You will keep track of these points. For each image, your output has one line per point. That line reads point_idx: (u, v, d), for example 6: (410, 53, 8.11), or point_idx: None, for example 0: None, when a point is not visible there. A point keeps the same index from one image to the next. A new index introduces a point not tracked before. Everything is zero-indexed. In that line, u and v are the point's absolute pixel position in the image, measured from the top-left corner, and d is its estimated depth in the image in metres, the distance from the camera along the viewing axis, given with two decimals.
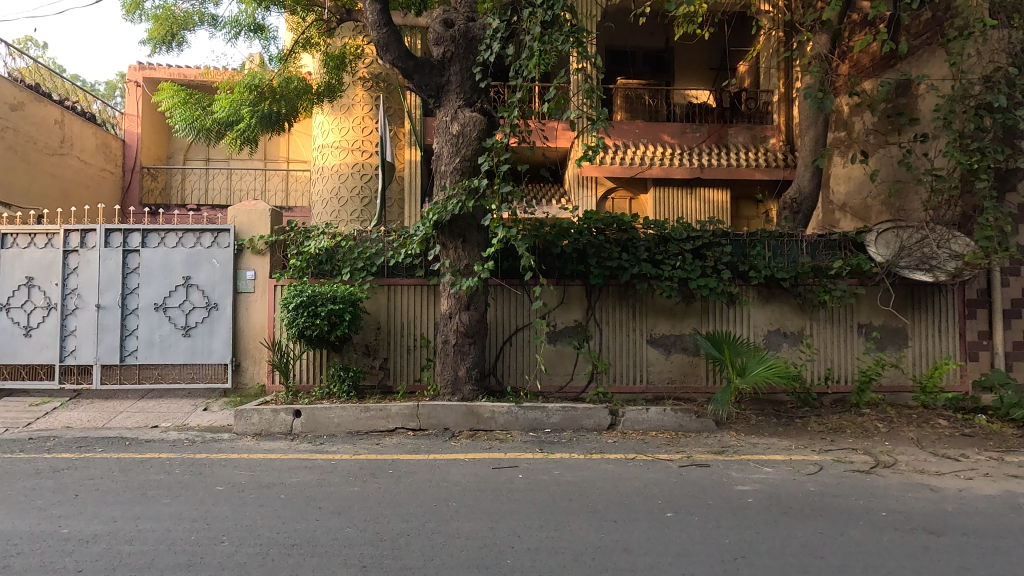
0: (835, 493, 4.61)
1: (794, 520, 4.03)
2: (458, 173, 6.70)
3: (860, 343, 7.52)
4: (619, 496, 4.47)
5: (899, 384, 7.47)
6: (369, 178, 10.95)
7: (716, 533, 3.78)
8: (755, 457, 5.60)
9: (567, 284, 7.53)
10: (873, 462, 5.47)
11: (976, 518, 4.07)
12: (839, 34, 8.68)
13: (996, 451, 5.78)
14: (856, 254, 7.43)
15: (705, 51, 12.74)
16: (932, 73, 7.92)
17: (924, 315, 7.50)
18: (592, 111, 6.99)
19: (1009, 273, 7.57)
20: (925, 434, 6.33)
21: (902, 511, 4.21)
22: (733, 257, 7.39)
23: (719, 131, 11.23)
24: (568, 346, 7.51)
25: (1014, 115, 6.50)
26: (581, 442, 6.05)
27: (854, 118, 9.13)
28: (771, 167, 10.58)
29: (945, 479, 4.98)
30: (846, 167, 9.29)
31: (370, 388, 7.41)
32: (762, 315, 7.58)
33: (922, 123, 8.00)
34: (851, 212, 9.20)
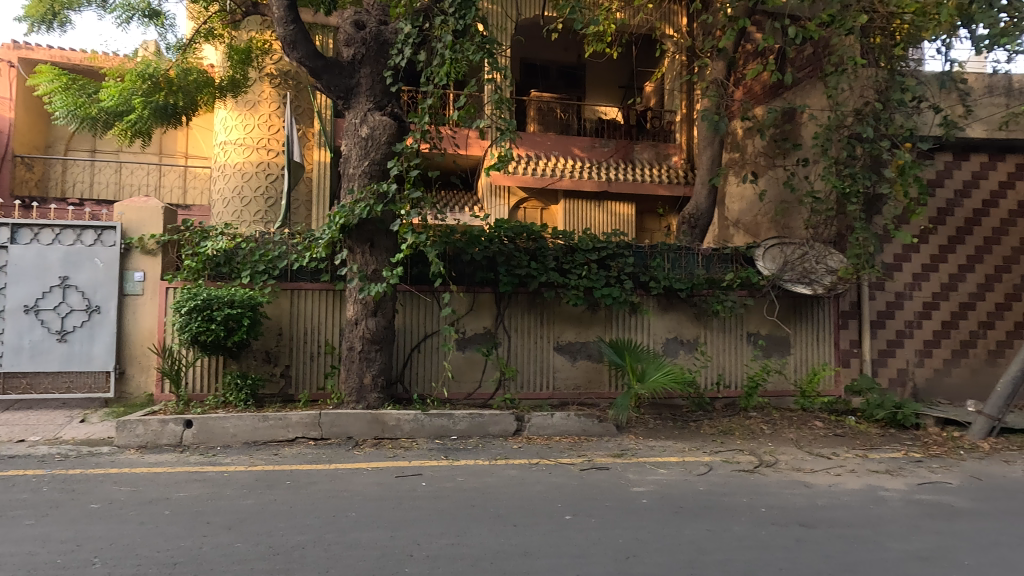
0: (722, 492, 4.92)
1: (685, 519, 4.26)
2: (366, 176, 6.59)
3: (747, 350, 8.07)
4: (521, 501, 4.54)
5: (782, 388, 8.07)
6: (275, 178, 10.55)
7: (612, 534, 3.92)
8: (652, 459, 5.87)
9: (477, 291, 7.56)
10: (757, 462, 5.87)
11: (842, 511, 4.48)
12: (734, 62, 9.31)
13: (863, 449, 6.37)
14: (746, 268, 7.99)
15: (615, 69, 13.29)
16: (813, 103, 8.69)
17: (804, 325, 8.16)
18: (502, 121, 7.11)
19: (876, 288, 8.37)
20: (803, 435, 6.88)
21: (779, 507, 4.56)
22: (636, 268, 7.72)
23: (626, 148, 11.65)
24: (477, 353, 7.55)
25: (879, 145, 7.24)
26: (486, 448, 6.09)
27: (746, 141, 9.81)
28: (673, 184, 11.33)
29: (818, 476, 5.43)
30: (738, 186, 9.97)
31: (270, 397, 7.11)
32: (661, 323, 7.96)
33: (804, 148, 8.72)
34: (743, 228, 9.86)
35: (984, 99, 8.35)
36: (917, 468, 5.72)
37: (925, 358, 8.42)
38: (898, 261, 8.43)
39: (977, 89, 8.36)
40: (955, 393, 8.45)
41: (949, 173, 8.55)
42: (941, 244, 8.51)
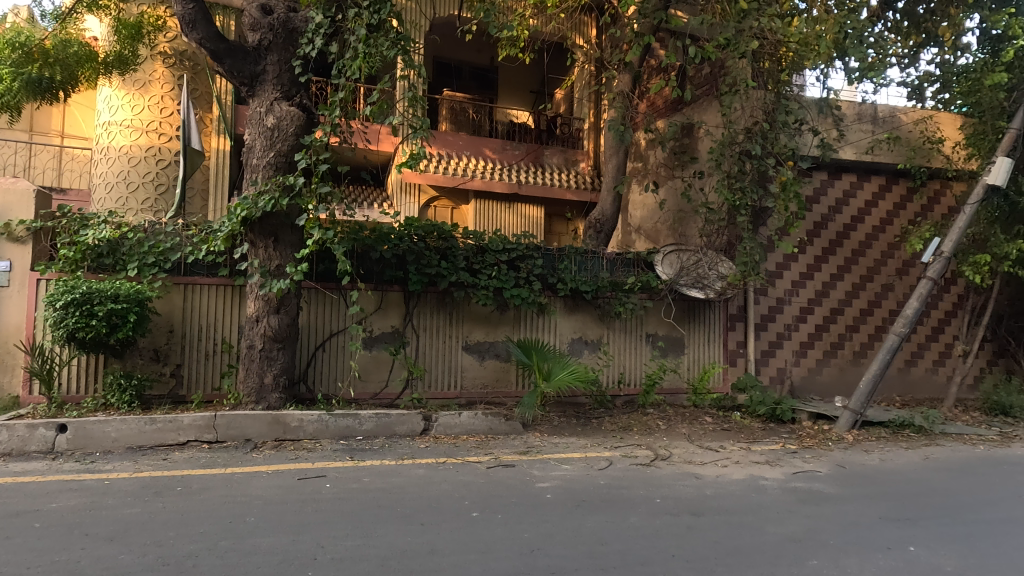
0: (621, 485, 5.17)
1: (587, 512, 4.44)
2: (271, 168, 6.33)
3: (646, 350, 8.50)
4: (427, 500, 4.55)
5: (677, 386, 8.58)
6: (167, 164, 9.87)
7: (518, 529, 4.03)
8: (556, 456, 6.05)
9: (385, 290, 7.46)
10: (653, 456, 6.22)
11: (727, 500, 4.84)
12: (639, 76, 9.76)
13: (746, 442, 6.91)
14: (647, 272, 8.41)
15: (527, 74, 13.55)
16: (709, 119, 9.29)
17: (698, 327, 8.71)
18: (415, 119, 7.05)
19: (761, 293, 9.09)
20: (694, 430, 7.35)
21: (672, 497, 4.86)
22: (544, 270, 7.92)
23: (536, 151, 11.85)
24: (384, 352, 7.45)
25: (766, 162, 7.89)
26: (393, 448, 6.04)
27: (649, 151, 10.32)
28: (581, 189, 11.72)
29: (707, 468, 5.84)
30: (641, 194, 10.49)
31: (158, 398, 6.65)
32: (566, 324, 8.22)
33: (701, 161, 9.31)
34: (645, 234, 10.39)
35: (854, 125, 9.29)
36: (792, 459, 6.28)
37: (801, 358, 9.24)
38: (780, 269, 9.19)
39: (848, 115, 9.29)
40: (825, 390, 9.33)
41: (824, 190, 9.43)
42: (816, 254, 9.37)
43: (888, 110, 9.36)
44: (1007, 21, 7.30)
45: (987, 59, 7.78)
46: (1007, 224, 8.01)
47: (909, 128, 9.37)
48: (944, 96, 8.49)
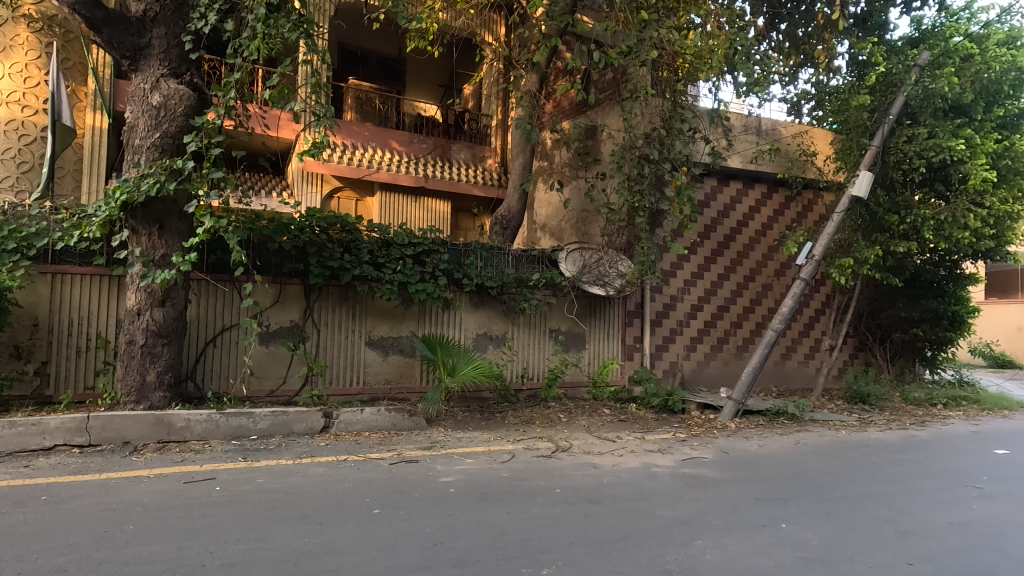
0: (523, 477, 5.27)
1: (489, 504, 4.50)
2: (156, 149, 5.88)
3: (549, 345, 8.71)
4: (327, 499, 4.42)
5: (577, 380, 8.87)
6: (32, 141, 8.89)
7: (420, 524, 4.01)
8: (459, 450, 6.07)
9: (283, 283, 7.15)
10: (554, 448, 6.40)
11: (623, 487, 5.08)
12: (546, 77, 9.94)
13: (641, 432, 7.28)
14: (551, 269, 8.61)
15: (435, 67, 13.44)
16: (611, 123, 9.65)
17: (598, 322, 9.05)
18: (318, 106, 6.79)
19: (656, 291, 9.57)
20: (593, 421, 7.64)
21: (571, 487, 5.03)
22: (450, 265, 7.90)
23: (443, 146, 11.77)
24: (282, 348, 7.14)
25: (663, 167, 8.33)
26: (290, 447, 5.81)
27: (554, 151, 10.57)
28: (488, 186, 11.79)
29: (605, 458, 6.09)
30: (547, 193, 10.73)
31: (18, 400, 6.00)
32: (472, 319, 8.26)
33: (603, 163, 9.66)
34: (549, 232, 10.66)
35: (741, 135, 9.97)
36: (682, 446, 6.68)
37: (692, 352, 9.83)
38: (674, 268, 9.71)
39: (736, 126, 9.96)
40: (713, 381, 9.99)
41: (715, 195, 10.05)
42: (706, 255, 9.99)
43: (771, 123, 10.14)
44: (871, 49, 8.13)
45: (854, 82, 8.63)
46: (867, 232, 8.91)
47: (788, 141, 10.20)
48: (818, 113, 9.32)
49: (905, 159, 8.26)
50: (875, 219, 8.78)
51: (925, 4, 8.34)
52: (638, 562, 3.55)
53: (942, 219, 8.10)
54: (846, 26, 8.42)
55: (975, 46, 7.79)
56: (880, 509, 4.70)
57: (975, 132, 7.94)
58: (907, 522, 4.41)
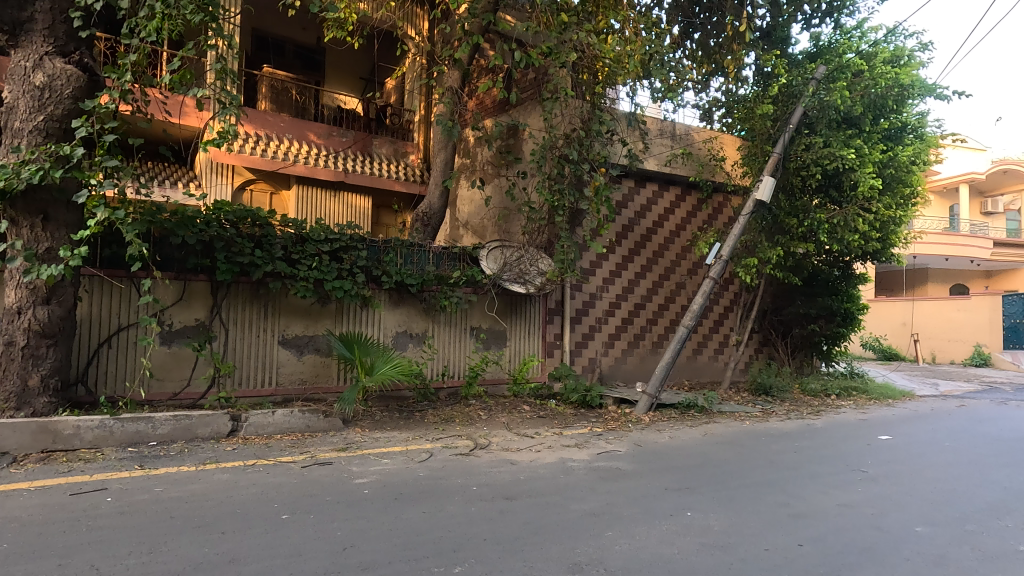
0: (439, 476, 5.24)
1: (404, 504, 4.44)
2: (39, 133, 5.41)
3: (470, 342, 8.71)
4: (231, 506, 4.22)
5: (498, 377, 8.93)
6: None
7: (331, 528, 3.91)
8: (376, 450, 5.96)
9: (188, 279, 6.77)
10: (473, 445, 6.40)
11: (539, 482, 5.15)
12: (468, 73, 9.89)
13: (559, 428, 7.42)
14: (472, 266, 8.60)
15: (355, 59, 13.10)
16: (532, 122, 9.75)
17: (518, 320, 9.14)
18: (224, 94, 6.46)
19: (576, 288, 9.76)
20: (512, 419, 7.72)
21: (488, 484, 5.05)
22: (368, 262, 7.71)
23: (364, 140, 11.54)
24: (186, 348, 6.76)
25: (582, 167, 8.52)
26: (193, 453, 5.50)
27: (477, 149, 10.57)
28: (410, 182, 11.62)
29: (523, 454, 6.16)
30: (469, 190, 10.71)
31: None
32: (391, 317, 8.12)
33: (524, 162, 9.75)
34: (472, 230, 10.65)
35: (657, 139, 10.30)
36: (598, 441, 6.86)
37: (610, 348, 10.10)
38: (593, 267, 9.93)
39: (652, 130, 10.27)
40: (629, 376, 10.31)
41: (632, 197, 10.35)
42: (624, 254, 10.28)
43: (685, 128, 10.55)
44: (775, 61, 8.62)
45: (759, 92, 9.14)
46: (770, 234, 9.46)
47: (700, 145, 10.66)
48: (727, 120, 9.82)
49: (804, 166, 8.82)
50: (777, 222, 9.35)
51: (823, 21, 8.92)
52: (550, 556, 3.61)
53: (835, 223, 8.74)
54: (752, 39, 8.87)
55: (865, 64, 8.44)
56: (777, 494, 5.01)
57: (864, 143, 8.59)
58: (800, 506, 4.71)
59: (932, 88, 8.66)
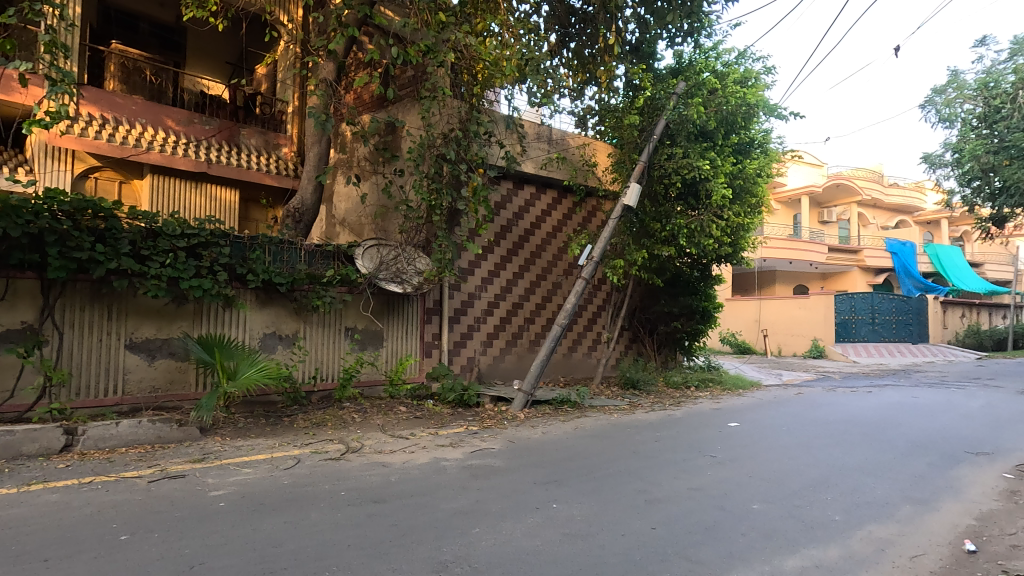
0: (305, 483, 5.03)
1: (263, 515, 4.23)
2: None
3: (344, 343, 8.46)
4: (58, 530, 3.78)
5: (374, 378, 8.74)
6: None
7: (178, 546, 3.63)
8: (236, 460, 5.61)
9: (13, 277, 6.01)
10: (344, 449, 6.22)
11: (410, 484, 5.11)
12: (344, 66, 9.58)
13: (434, 428, 7.40)
14: (346, 265, 8.33)
15: (221, 42, 12.29)
16: (410, 120, 9.66)
17: (395, 320, 9.00)
18: (56, 69, 5.75)
19: (454, 288, 9.78)
20: (387, 420, 7.61)
21: (357, 488, 4.93)
22: (232, 259, 7.22)
23: (230, 129, 10.84)
24: (9, 355, 5.98)
25: (460, 167, 8.57)
26: (14, 473, 4.86)
27: (354, 145, 10.29)
28: (281, 175, 11.04)
29: (395, 455, 6.08)
30: (345, 187, 10.40)
31: None
32: (257, 318, 7.68)
33: (401, 160, 9.62)
34: (348, 227, 10.34)
35: (534, 142, 10.57)
36: (473, 439, 6.94)
37: (488, 347, 10.24)
38: (472, 266, 10.01)
39: (530, 133, 10.53)
40: (507, 374, 10.51)
41: (510, 198, 10.54)
42: (502, 255, 10.45)
43: (560, 134, 10.93)
44: (641, 75, 9.19)
45: (628, 102, 9.69)
46: (637, 237, 10.05)
47: (574, 150, 11.09)
48: (600, 128, 10.28)
49: (666, 174, 9.43)
50: (643, 226, 9.95)
51: (684, 40, 9.60)
52: (414, 557, 3.59)
53: (693, 228, 9.45)
54: (622, 52, 9.34)
55: (718, 82, 9.21)
56: (636, 481, 5.33)
57: (717, 155, 9.36)
58: (655, 492, 5.05)
59: (774, 108, 9.63)
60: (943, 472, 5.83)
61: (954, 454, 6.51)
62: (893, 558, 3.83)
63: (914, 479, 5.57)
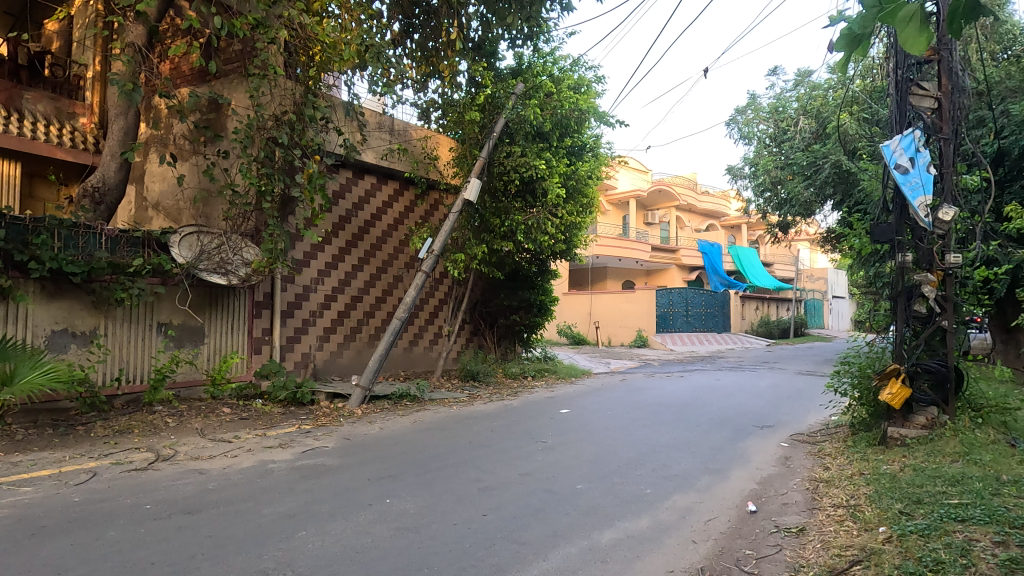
0: (101, 498, 4.46)
1: (45, 539, 3.67)
2: None
3: (156, 340, 7.60)
4: None
5: (192, 379, 7.96)
6: None
7: None
8: (10, 479, 4.79)
9: None
10: (153, 458, 5.60)
11: (230, 490, 4.74)
12: (157, 30, 8.57)
13: (262, 429, 6.95)
14: (158, 254, 7.48)
15: None
16: (237, 98, 8.93)
17: (218, 314, 8.28)
18: None
19: (287, 280, 9.22)
20: (208, 424, 6.99)
21: (166, 500, 4.46)
22: (8, 244, 6.14)
23: (9, 92, 9.25)
24: None
25: (293, 153, 8.07)
26: None
27: (170, 120, 9.26)
28: (77, 149, 9.64)
29: (214, 461, 5.60)
30: (159, 166, 9.34)
31: None
32: (43, 313, 6.63)
33: (225, 141, 8.86)
34: (162, 212, 9.31)
35: (375, 132, 10.30)
36: (305, 438, 6.61)
37: (324, 342, 9.82)
38: (307, 258, 9.51)
39: (371, 122, 10.22)
40: (344, 370, 10.17)
41: (348, 188, 10.17)
42: (340, 246, 10.06)
43: (402, 125, 10.74)
44: (482, 73, 9.35)
45: (470, 98, 9.80)
46: (477, 232, 10.26)
47: (417, 142, 10.97)
48: (443, 121, 10.31)
49: (505, 171, 9.75)
50: (483, 221, 10.20)
51: (524, 43, 9.92)
52: (231, 569, 3.34)
53: (530, 225, 9.86)
54: (464, 48, 9.40)
55: (554, 86, 9.66)
56: (471, 471, 5.44)
57: (552, 156, 9.82)
58: (488, 479, 5.20)
59: (603, 116, 10.31)
60: (735, 444, 6.69)
61: (745, 428, 7.51)
62: (692, 522, 4.33)
63: (712, 452, 6.32)
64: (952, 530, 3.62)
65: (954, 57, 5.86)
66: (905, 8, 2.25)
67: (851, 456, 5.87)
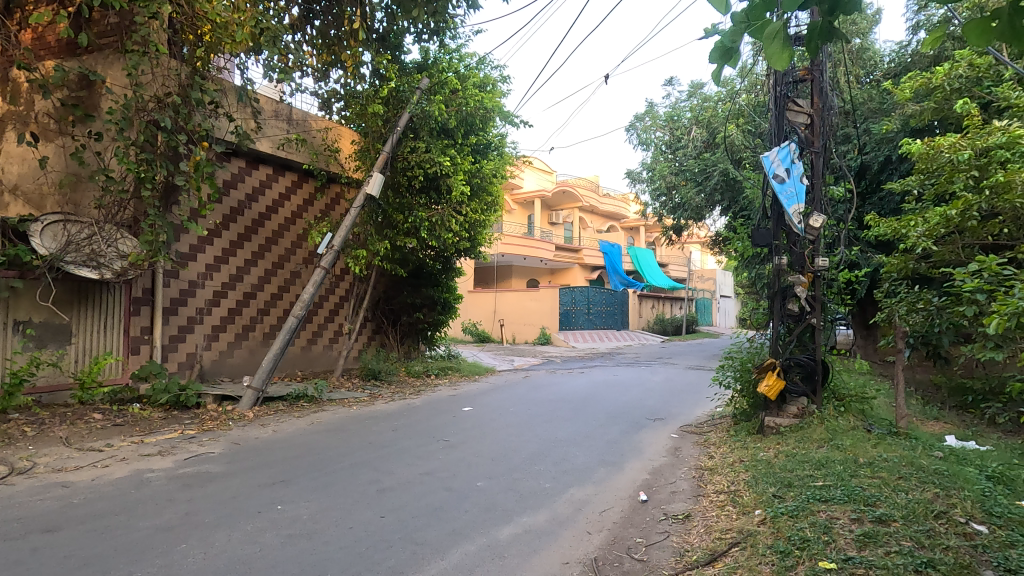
0: None
1: None
2: None
3: (12, 340, 6.85)
4: None
5: (55, 383, 7.20)
6: None
7: None
8: None
9: None
10: (6, 472, 5.01)
11: (99, 504, 4.33)
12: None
13: (139, 436, 6.41)
14: (15, 244, 6.73)
15: None
16: (113, 75, 8.20)
17: (89, 312, 7.55)
18: None
19: (170, 275, 8.56)
20: (75, 431, 6.36)
21: (20, 518, 4.00)
22: None
23: None
24: None
25: (177, 138, 7.49)
26: None
27: (32, 95, 8.33)
28: None
29: (81, 473, 5.10)
30: (18, 146, 8.38)
31: None
32: None
33: (99, 121, 8.09)
34: (21, 197, 8.37)
35: (272, 120, 9.77)
36: (188, 444, 6.17)
37: (212, 341, 9.22)
38: (193, 251, 8.88)
39: (266, 110, 9.69)
40: (234, 371, 9.61)
41: (240, 178, 9.59)
42: (230, 239, 9.48)
43: (301, 114, 10.27)
44: (386, 65, 9.13)
45: (374, 90, 9.53)
46: (379, 228, 10.01)
47: (317, 133, 10.54)
48: (345, 113, 9.98)
49: (408, 167, 9.59)
50: (386, 217, 9.97)
51: (430, 38, 9.80)
52: None
53: (434, 222, 9.76)
54: (367, 38, 9.14)
55: (459, 84, 9.61)
56: (369, 472, 5.31)
57: (457, 153, 9.76)
58: (387, 480, 5.10)
59: (508, 115, 10.38)
60: (629, 437, 6.98)
61: (639, 421, 7.85)
62: (587, 514, 4.46)
63: (608, 445, 6.56)
64: (817, 510, 3.97)
65: (825, 77, 6.43)
66: (771, 25, 2.34)
67: (733, 445, 6.29)
